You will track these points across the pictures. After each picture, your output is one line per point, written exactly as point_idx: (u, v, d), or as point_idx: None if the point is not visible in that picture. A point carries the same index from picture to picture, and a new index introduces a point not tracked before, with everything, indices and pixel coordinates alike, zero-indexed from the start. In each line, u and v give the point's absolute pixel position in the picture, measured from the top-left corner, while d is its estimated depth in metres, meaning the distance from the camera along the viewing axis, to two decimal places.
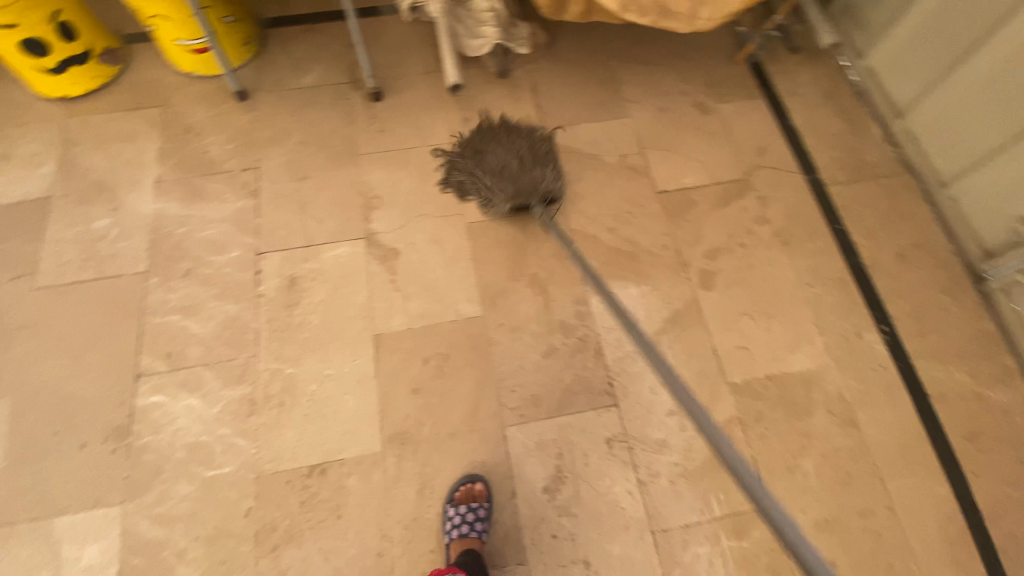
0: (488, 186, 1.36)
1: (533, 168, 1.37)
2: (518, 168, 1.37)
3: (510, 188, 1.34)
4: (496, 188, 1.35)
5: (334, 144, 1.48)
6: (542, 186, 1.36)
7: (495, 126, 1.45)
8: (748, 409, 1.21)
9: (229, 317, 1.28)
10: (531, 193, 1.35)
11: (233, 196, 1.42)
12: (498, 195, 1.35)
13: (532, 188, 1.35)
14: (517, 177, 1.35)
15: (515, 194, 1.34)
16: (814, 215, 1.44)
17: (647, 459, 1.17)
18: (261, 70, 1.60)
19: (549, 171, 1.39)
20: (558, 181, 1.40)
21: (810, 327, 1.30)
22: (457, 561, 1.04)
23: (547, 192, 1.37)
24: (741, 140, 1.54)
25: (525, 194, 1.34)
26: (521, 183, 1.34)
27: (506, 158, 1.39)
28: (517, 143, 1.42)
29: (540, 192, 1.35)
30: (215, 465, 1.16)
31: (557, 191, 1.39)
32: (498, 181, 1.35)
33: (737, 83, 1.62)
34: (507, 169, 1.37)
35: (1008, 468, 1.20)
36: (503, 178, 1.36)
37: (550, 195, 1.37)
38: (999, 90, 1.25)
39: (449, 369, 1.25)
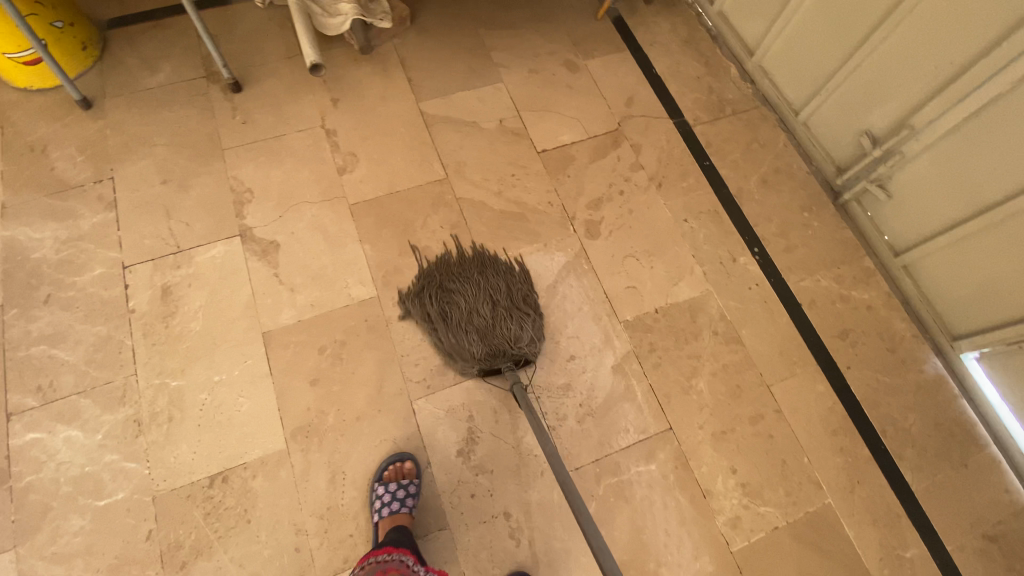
0: (453, 339, 1.19)
1: (506, 319, 1.19)
2: (490, 318, 1.19)
3: (477, 344, 1.17)
4: (462, 341, 1.18)
5: (198, 143, 1.41)
6: (515, 346, 1.18)
7: (467, 260, 1.29)
8: (642, 343, 1.27)
9: (101, 339, 1.20)
10: (501, 352, 1.17)
11: (89, 211, 1.32)
12: (464, 350, 1.17)
13: (503, 347, 1.18)
14: (487, 330, 1.18)
15: (483, 354, 1.16)
16: (684, 155, 1.51)
17: (554, 406, 1.20)
18: (104, 74, 1.48)
19: (526, 326, 1.20)
20: (535, 340, 1.21)
21: (690, 259, 1.38)
22: (387, 537, 1.01)
23: (520, 354, 1.18)
24: (611, 93, 1.59)
25: (495, 355, 1.17)
26: (490, 338, 1.17)
27: (476, 305, 1.21)
28: (491, 283, 1.24)
29: (512, 353, 1.17)
30: (106, 493, 1.08)
31: (534, 352, 1.20)
32: (465, 335, 1.18)
33: (601, 38, 1.67)
34: (476, 321, 1.19)
35: (875, 356, 1.33)
36: (470, 330, 1.18)
37: (525, 358, 1.19)
38: (828, 16, 1.36)
39: (348, 354, 1.23)
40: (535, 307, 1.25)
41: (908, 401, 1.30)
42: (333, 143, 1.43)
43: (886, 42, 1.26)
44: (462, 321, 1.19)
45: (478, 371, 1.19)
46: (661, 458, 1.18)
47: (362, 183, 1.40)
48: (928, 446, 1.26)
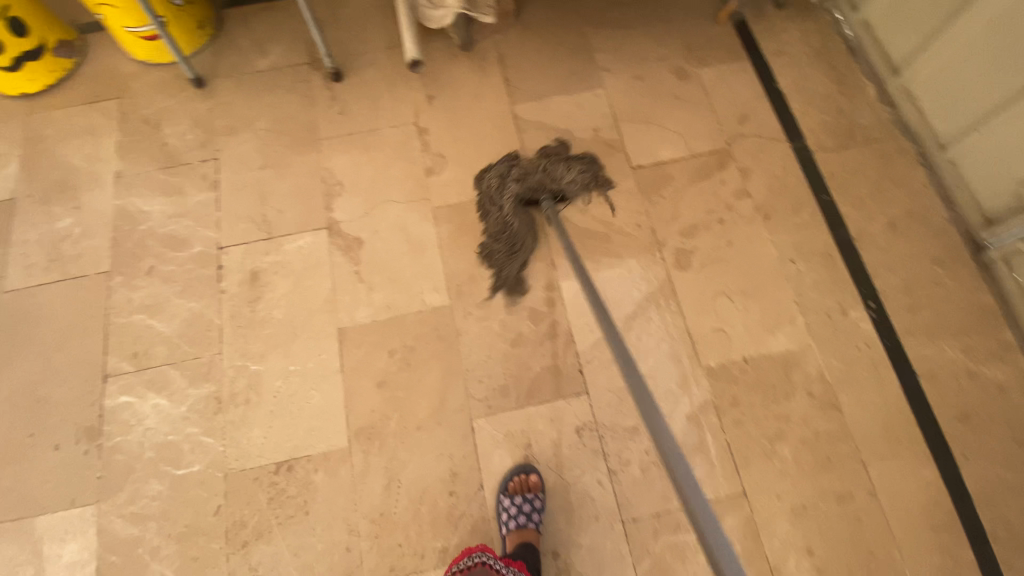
0: (498, 192, 1.30)
1: (548, 164, 1.30)
2: (534, 164, 1.31)
3: (519, 185, 1.29)
4: (505, 185, 1.30)
5: (296, 130, 1.43)
6: (555, 183, 1.30)
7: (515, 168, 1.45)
8: (724, 394, 1.16)
9: (193, 315, 1.27)
10: (541, 188, 1.30)
11: (194, 189, 1.39)
12: (507, 190, 1.29)
13: (543, 184, 1.30)
14: (530, 175, 1.30)
15: (524, 191, 1.29)
16: (799, 186, 1.35)
17: (619, 448, 1.14)
18: (218, 54, 1.53)
19: (569, 168, 1.30)
20: (575, 181, 1.30)
21: (792, 306, 1.24)
22: (515, 554, 1.04)
23: (560, 190, 1.30)
24: (723, 107, 1.44)
25: (535, 190, 1.30)
26: (532, 180, 1.29)
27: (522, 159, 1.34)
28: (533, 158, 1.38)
29: (551, 188, 1.29)
30: (184, 464, 1.16)
31: (574, 190, 1.31)
32: (509, 180, 1.30)
33: (720, 45, 1.52)
34: (521, 167, 1.31)
35: (999, 448, 1.15)
36: (514, 175, 1.30)
37: (564, 192, 1.30)
38: (1005, 43, 1.14)
39: (415, 361, 1.23)
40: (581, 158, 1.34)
41: None
42: (423, 141, 1.42)
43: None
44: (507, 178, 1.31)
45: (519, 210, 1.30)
46: (728, 524, 1.09)
47: (448, 186, 1.38)
48: None
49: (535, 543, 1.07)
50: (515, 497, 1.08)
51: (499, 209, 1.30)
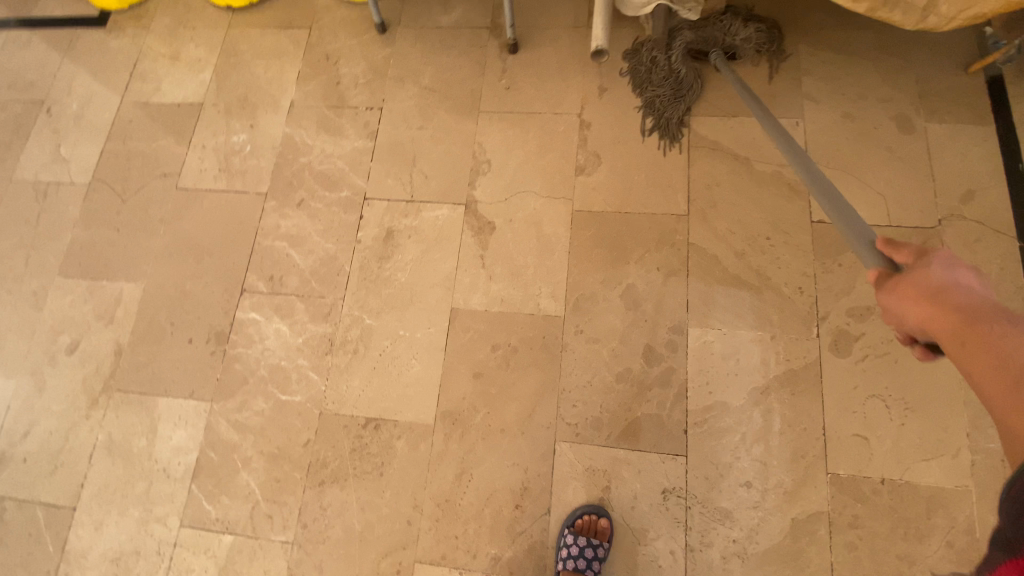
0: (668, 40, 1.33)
1: (724, 20, 1.31)
2: (708, 19, 1.32)
3: (691, 35, 1.31)
4: (677, 34, 1.32)
5: (460, 95, 1.41)
6: (728, 41, 1.30)
7: None
8: (843, 510, 1.02)
9: (327, 256, 1.33)
10: (713, 42, 1.31)
11: (354, 134, 1.43)
12: (679, 38, 1.32)
13: (716, 37, 1.31)
14: (704, 31, 1.31)
15: (696, 42, 1.31)
16: (1016, 296, 1.10)
17: (703, 525, 1.04)
18: (406, 2, 1.54)
19: (744, 25, 1.30)
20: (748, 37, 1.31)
21: (961, 438, 1.03)
22: None
23: (731, 47, 1.31)
24: (944, 176, 1.20)
25: (707, 44, 1.31)
26: (704, 33, 1.31)
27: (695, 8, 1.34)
28: None
29: (723, 44, 1.31)
30: (289, 391, 1.24)
31: (746, 49, 1.31)
32: (682, 28, 1.32)
33: (963, 99, 1.25)
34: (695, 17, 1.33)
35: None
36: (687, 25, 1.32)
37: (736, 50, 1.32)
38: None
39: (516, 363, 1.19)
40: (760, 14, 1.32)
41: None
42: (583, 136, 1.34)
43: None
44: (678, 26, 1.33)
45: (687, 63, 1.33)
46: None
47: (595, 190, 1.29)
48: None
49: None
50: (577, 539, 1.03)
51: (665, 57, 1.32)
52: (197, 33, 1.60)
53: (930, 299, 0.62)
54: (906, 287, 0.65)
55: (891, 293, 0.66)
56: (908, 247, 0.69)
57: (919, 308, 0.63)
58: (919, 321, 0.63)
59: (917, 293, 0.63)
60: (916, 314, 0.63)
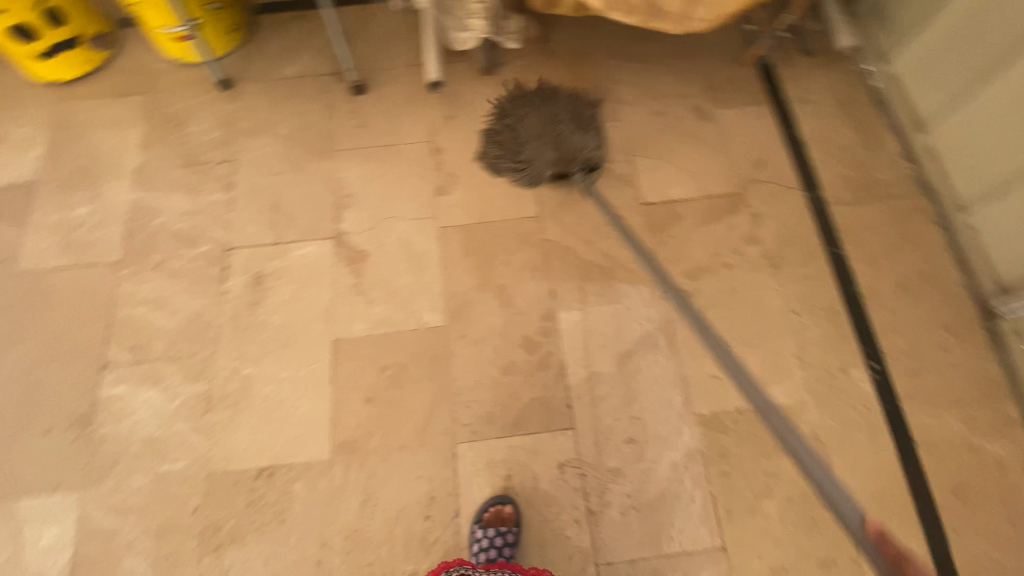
0: (532, 154, 1.38)
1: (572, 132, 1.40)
2: (559, 133, 1.40)
3: (550, 151, 1.37)
4: (541, 154, 1.37)
5: (314, 138, 1.46)
6: (582, 153, 1.38)
7: (529, 92, 1.47)
8: (713, 443, 1.15)
9: (194, 313, 1.29)
10: (574, 160, 1.38)
11: (208, 189, 1.42)
12: (543, 158, 1.37)
13: (575, 155, 1.38)
14: (559, 145, 1.38)
15: (557, 161, 1.37)
16: (809, 236, 1.33)
17: (600, 488, 1.13)
18: (247, 59, 1.58)
19: (590, 136, 1.41)
20: (599, 149, 1.41)
21: (791, 359, 1.22)
22: None
23: (587, 159, 1.39)
24: (739, 151, 1.43)
25: (566, 161, 1.37)
26: (562, 150, 1.37)
27: (545, 124, 1.41)
28: (557, 108, 1.44)
29: (581, 158, 1.38)
30: (168, 459, 1.17)
31: (599, 158, 1.40)
32: (539, 146, 1.38)
33: (743, 87, 1.51)
34: (549, 134, 1.39)
35: (996, 529, 1.11)
36: (549, 144, 1.38)
37: (593, 161, 1.39)
38: None
39: (404, 380, 1.22)
40: (587, 111, 1.45)
41: None
42: (437, 159, 1.43)
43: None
44: (537, 138, 1.39)
45: (551, 176, 1.38)
46: None
47: (456, 206, 1.38)
48: None
49: None
50: (486, 531, 1.06)
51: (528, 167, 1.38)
52: (20, 112, 1.52)
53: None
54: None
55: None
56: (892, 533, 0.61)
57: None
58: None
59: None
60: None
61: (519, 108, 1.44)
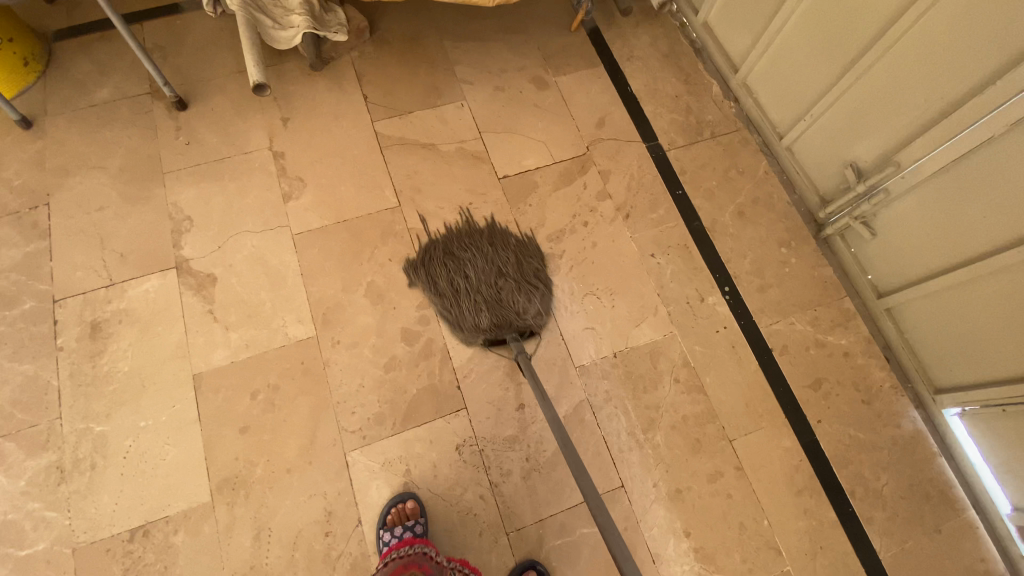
0: (463, 308, 1.20)
1: (512, 292, 1.22)
2: (498, 290, 1.21)
3: (485, 312, 1.19)
4: (472, 313, 1.20)
5: (138, 165, 1.34)
6: (521, 318, 1.21)
7: (477, 232, 1.32)
8: (597, 391, 1.19)
9: (26, 378, 1.14)
10: (507, 323, 1.20)
11: (20, 239, 1.26)
12: (474, 317, 1.19)
13: (510, 318, 1.20)
14: (495, 303, 1.20)
15: (491, 323, 1.19)
16: (655, 183, 1.42)
17: (498, 459, 1.14)
18: (46, 90, 1.41)
19: (533, 300, 1.22)
20: (541, 315, 1.23)
21: (655, 298, 1.29)
22: None
23: (526, 326, 1.21)
24: (581, 113, 1.49)
25: (501, 325, 1.19)
26: (498, 310, 1.19)
27: (485, 277, 1.23)
28: (499, 257, 1.27)
29: (517, 324, 1.20)
30: (26, 543, 1.03)
31: (539, 326, 1.23)
32: (475, 305, 1.20)
33: (575, 51, 1.57)
34: (486, 287, 1.22)
35: (849, 410, 1.25)
36: (483, 301, 1.20)
37: (531, 329, 1.22)
38: (824, 34, 1.24)
39: (281, 401, 1.16)
40: (535, 266, 1.27)
41: (881, 459, 1.22)
42: (280, 166, 1.36)
43: (879, 61, 1.15)
44: (473, 291, 1.22)
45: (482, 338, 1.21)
46: None
47: (309, 212, 1.32)
48: (900, 508, 1.19)
49: None
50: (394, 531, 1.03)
51: (460, 323, 1.21)
52: None
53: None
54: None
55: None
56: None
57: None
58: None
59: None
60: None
61: (459, 254, 1.27)
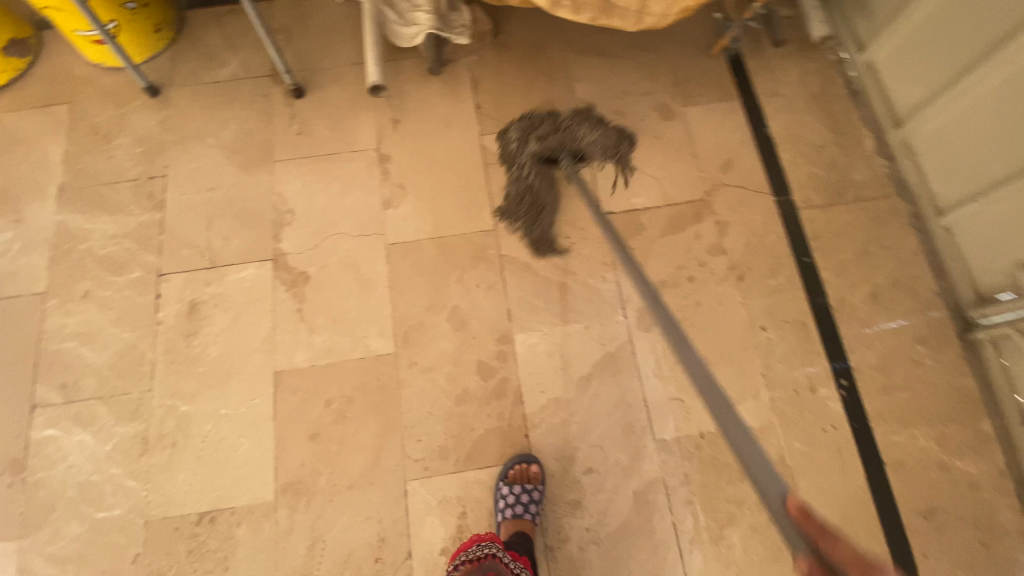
0: (521, 142, 1.30)
1: (571, 123, 1.30)
2: (556, 126, 1.30)
3: (538, 140, 1.29)
4: (527, 142, 1.30)
5: (251, 148, 1.36)
6: (576, 143, 1.30)
7: None
8: (674, 471, 1.11)
9: (126, 346, 1.21)
10: (561, 147, 1.29)
11: (138, 209, 1.32)
12: (528, 147, 1.29)
13: (564, 143, 1.29)
14: (551, 134, 1.29)
15: (545, 148, 1.29)
16: (779, 245, 1.26)
17: (558, 522, 1.09)
18: (176, 60, 1.45)
19: (589, 131, 1.30)
20: (597, 144, 1.30)
21: (758, 379, 1.16)
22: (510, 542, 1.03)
23: (581, 150, 1.30)
24: (705, 152, 1.34)
25: (556, 148, 1.29)
26: (552, 138, 1.28)
27: (547, 119, 1.32)
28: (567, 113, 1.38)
29: (571, 147, 1.29)
30: (105, 506, 1.10)
31: (593, 151, 1.31)
32: (532, 137, 1.30)
33: (710, 80, 1.41)
34: (545, 126, 1.30)
35: (965, 552, 1.08)
36: (539, 133, 1.29)
37: (584, 152, 1.30)
38: None
39: (351, 414, 1.16)
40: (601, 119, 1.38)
41: None
42: (384, 170, 1.33)
43: None
44: (533, 129, 1.31)
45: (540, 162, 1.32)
46: None
47: (405, 222, 1.29)
48: None
49: (530, 534, 1.06)
50: (465, 553, 0.99)
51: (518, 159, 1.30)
52: None
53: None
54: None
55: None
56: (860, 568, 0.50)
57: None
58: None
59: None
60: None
61: None
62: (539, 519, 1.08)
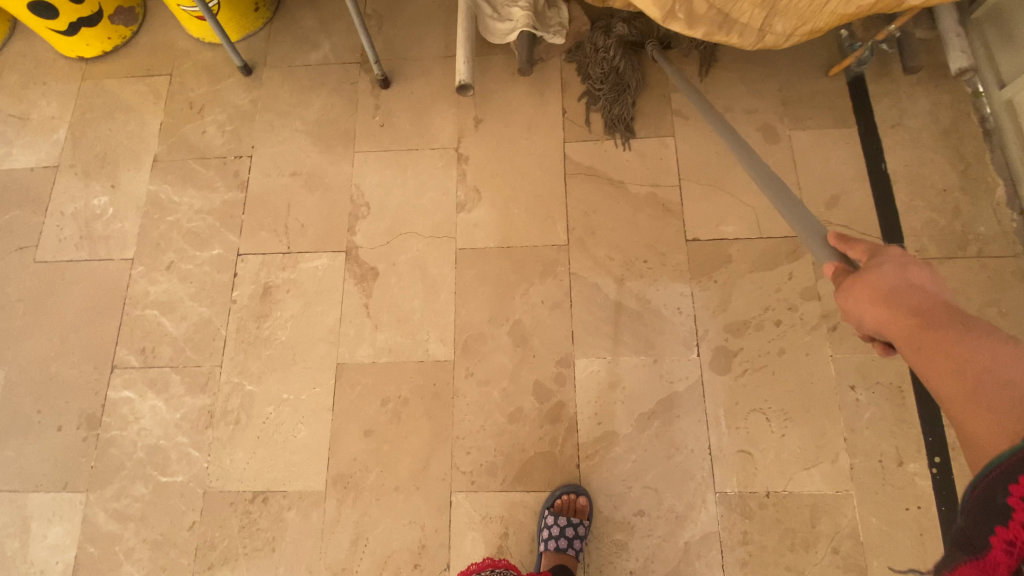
0: (606, 28, 1.28)
1: None
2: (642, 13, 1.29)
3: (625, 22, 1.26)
4: (612, 26, 1.27)
5: (334, 135, 1.36)
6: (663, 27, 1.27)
7: None
8: (732, 527, 1.05)
9: (201, 320, 1.25)
10: (647, 33, 1.28)
11: (223, 186, 1.35)
12: (614, 29, 1.26)
13: (650, 29, 1.27)
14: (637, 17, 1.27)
15: (631, 32, 1.27)
16: None
17: (602, 560, 1.06)
18: (271, 39, 1.46)
19: None
20: None
21: (840, 444, 1.07)
22: None
23: (667, 35, 1.27)
24: (809, 183, 1.23)
25: (641, 33, 1.28)
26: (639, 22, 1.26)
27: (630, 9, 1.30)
28: None
29: (658, 33, 1.27)
30: (169, 471, 1.16)
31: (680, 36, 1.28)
32: (618, 21, 1.27)
33: (824, 103, 1.27)
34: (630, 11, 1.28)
35: None
36: (624, 17, 1.27)
37: (671, 39, 1.28)
38: None
39: (406, 416, 1.16)
40: None
41: None
42: (461, 170, 1.30)
43: None
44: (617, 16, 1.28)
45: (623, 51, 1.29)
46: None
47: (478, 226, 1.26)
48: None
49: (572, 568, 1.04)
50: None
51: (602, 45, 1.27)
52: (47, 87, 1.46)
53: (884, 304, 0.57)
54: (862, 287, 0.60)
55: (842, 293, 0.62)
56: (862, 243, 0.65)
57: (875, 310, 0.58)
58: (875, 323, 0.58)
59: (870, 295, 0.59)
60: (872, 315, 0.58)
61: None
62: (582, 554, 1.05)
